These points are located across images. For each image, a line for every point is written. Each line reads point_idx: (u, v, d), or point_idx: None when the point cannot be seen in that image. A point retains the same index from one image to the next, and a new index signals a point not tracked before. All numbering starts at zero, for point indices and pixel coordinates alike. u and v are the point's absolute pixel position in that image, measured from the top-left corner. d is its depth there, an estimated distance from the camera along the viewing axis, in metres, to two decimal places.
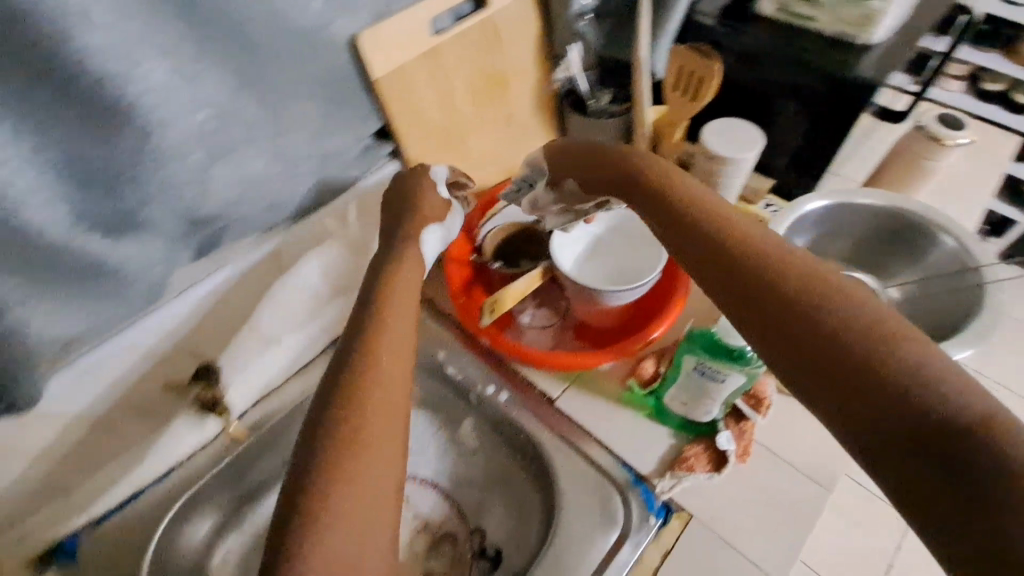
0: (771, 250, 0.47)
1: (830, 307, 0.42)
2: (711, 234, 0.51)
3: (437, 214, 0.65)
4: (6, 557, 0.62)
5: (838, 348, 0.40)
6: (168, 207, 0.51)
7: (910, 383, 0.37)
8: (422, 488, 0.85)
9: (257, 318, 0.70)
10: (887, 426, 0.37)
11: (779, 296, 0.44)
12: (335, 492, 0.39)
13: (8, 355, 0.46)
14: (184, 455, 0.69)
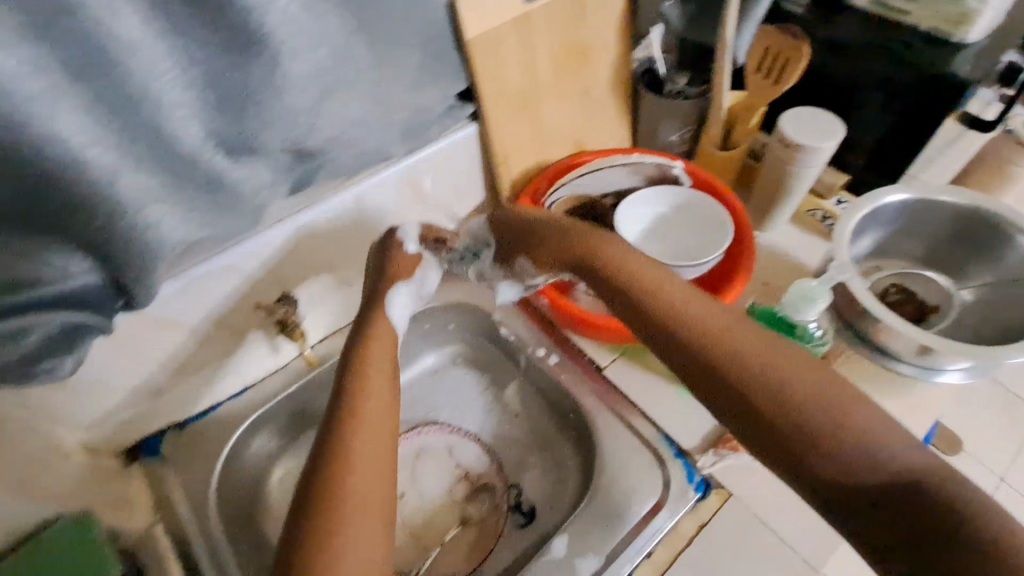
0: (721, 329, 0.54)
1: (785, 383, 0.50)
2: (674, 322, 0.57)
3: (409, 269, 0.73)
4: (103, 448, 0.68)
5: (801, 426, 0.47)
6: (284, 133, 0.52)
7: (859, 443, 0.46)
8: (466, 440, 0.86)
9: (335, 258, 0.75)
10: (849, 481, 0.45)
11: (742, 384, 0.50)
12: (353, 501, 0.50)
13: (139, 255, 0.48)
14: (259, 376, 0.78)
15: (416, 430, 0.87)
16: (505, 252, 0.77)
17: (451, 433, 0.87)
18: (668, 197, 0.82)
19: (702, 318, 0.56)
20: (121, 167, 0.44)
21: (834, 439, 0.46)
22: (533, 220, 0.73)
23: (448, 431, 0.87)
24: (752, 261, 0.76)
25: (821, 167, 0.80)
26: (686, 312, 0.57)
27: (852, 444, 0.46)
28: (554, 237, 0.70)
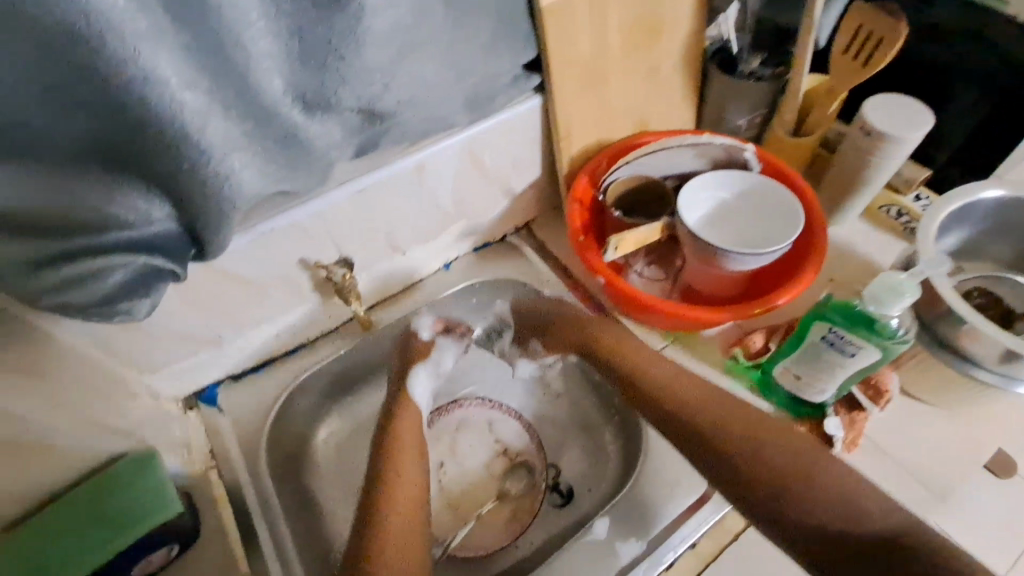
0: (715, 409, 0.67)
1: (766, 443, 0.63)
2: (682, 403, 0.68)
3: (427, 351, 0.82)
4: (165, 392, 0.71)
5: (785, 484, 0.61)
6: (358, 92, 0.53)
7: (826, 506, 0.59)
8: (504, 416, 0.86)
9: (392, 226, 0.75)
10: (826, 535, 0.58)
11: (736, 454, 0.64)
12: (387, 526, 0.66)
13: (217, 207, 0.50)
14: (312, 335, 0.80)
15: (454, 403, 0.87)
16: (519, 334, 0.87)
17: (492, 409, 0.87)
18: (732, 181, 0.78)
19: (704, 406, 0.67)
20: (209, 114, 0.45)
21: (808, 486, 0.60)
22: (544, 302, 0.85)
23: (485, 405, 0.87)
24: (822, 255, 0.71)
25: (903, 159, 0.74)
26: (697, 400, 0.68)
27: (823, 497, 0.59)
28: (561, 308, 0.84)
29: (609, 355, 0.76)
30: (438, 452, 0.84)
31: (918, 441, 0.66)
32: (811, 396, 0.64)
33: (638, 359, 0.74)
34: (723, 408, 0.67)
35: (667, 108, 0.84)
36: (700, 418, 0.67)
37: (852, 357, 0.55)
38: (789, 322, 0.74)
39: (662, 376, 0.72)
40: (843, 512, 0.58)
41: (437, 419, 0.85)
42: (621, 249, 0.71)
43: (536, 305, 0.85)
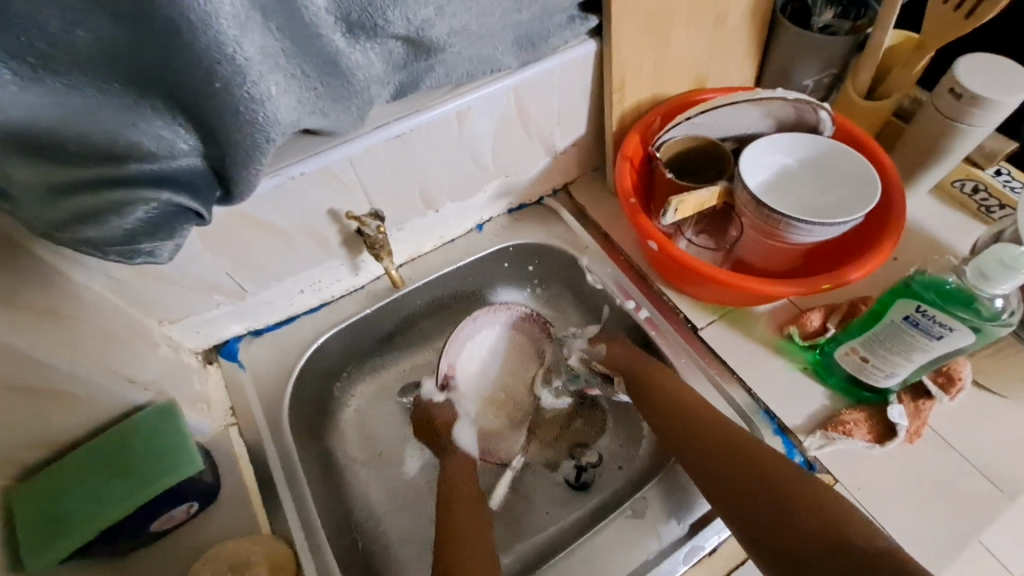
0: (707, 417, 0.60)
1: (745, 448, 0.56)
2: (674, 409, 0.63)
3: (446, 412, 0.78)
4: (185, 342, 0.69)
5: (757, 485, 0.53)
6: (407, 15, 0.47)
7: (812, 515, 0.48)
8: (542, 337, 0.81)
9: (429, 179, 0.70)
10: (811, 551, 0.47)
11: (718, 458, 0.57)
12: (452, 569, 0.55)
13: (246, 139, 0.45)
14: (337, 293, 0.77)
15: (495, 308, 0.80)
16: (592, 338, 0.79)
17: (534, 322, 0.81)
18: (802, 147, 0.71)
19: (695, 411, 0.62)
20: (245, 25, 0.40)
21: (788, 490, 0.51)
22: (619, 347, 0.74)
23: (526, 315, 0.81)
24: (897, 234, 0.64)
25: (992, 129, 0.66)
26: (689, 404, 0.63)
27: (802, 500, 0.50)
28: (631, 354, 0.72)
29: (640, 386, 0.68)
30: (479, 362, 0.81)
31: (987, 435, 0.61)
32: (876, 380, 0.59)
33: (649, 367, 0.69)
34: (715, 414, 0.60)
35: (728, 63, 0.77)
36: (694, 417, 0.61)
37: (939, 339, 0.50)
38: (852, 301, 0.68)
39: (668, 385, 0.66)
40: (822, 513, 0.48)
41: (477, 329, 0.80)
42: (681, 212, 0.66)
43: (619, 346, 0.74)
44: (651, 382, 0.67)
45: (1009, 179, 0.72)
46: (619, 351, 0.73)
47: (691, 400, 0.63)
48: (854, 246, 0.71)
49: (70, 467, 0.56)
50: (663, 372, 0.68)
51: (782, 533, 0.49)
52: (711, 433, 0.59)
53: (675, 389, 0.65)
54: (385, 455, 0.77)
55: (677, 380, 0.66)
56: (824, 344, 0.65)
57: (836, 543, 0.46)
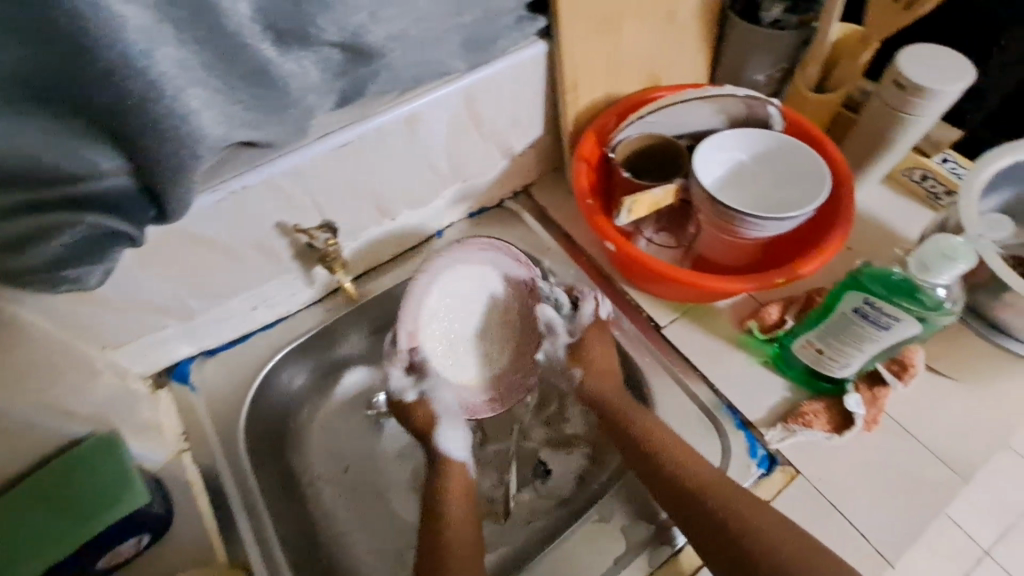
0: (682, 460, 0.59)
1: (721, 491, 0.56)
2: (647, 449, 0.61)
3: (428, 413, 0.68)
4: (132, 368, 0.66)
5: (757, 544, 0.52)
6: (340, 21, 0.45)
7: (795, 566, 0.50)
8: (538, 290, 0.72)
9: (383, 188, 0.68)
10: None
11: (715, 517, 0.55)
12: None
13: (172, 157, 0.43)
14: (294, 307, 0.74)
15: (456, 247, 0.69)
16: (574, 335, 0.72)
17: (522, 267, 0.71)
18: (754, 142, 0.72)
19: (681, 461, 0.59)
20: (157, 37, 0.38)
21: (775, 541, 0.52)
22: (596, 356, 0.70)
23: (512, 253, 0.71)
24: (848, 226, 0.65)
25: (934, 118, 0.68)
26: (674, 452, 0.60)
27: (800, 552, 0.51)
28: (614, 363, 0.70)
29: (610, 420, 0.66)
30: (459, 323, 0.71)
31: (942, 420, 0.62)
32: (831, 372, 0.59)
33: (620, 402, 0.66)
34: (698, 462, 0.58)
35: (680, 60, 0.77)
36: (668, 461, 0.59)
37: (886, 330, 0.51)
38: (808, 293, 0.69)
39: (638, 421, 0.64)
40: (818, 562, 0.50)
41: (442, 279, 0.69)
42: (635, 213, 0.65)
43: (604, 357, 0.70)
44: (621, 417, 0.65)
45: (954, 167, 0.75)
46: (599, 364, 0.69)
47: (672, 447, 0.60)
48: (805, 241, 0.72)
49: (16, 501, 0.55)
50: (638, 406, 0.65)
51: None
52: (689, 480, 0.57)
53: (658, 435, 0.61)
54: (351, 471, 0.75)
55: (645, 415, 0.64)
56: (782, 337, 0.66)
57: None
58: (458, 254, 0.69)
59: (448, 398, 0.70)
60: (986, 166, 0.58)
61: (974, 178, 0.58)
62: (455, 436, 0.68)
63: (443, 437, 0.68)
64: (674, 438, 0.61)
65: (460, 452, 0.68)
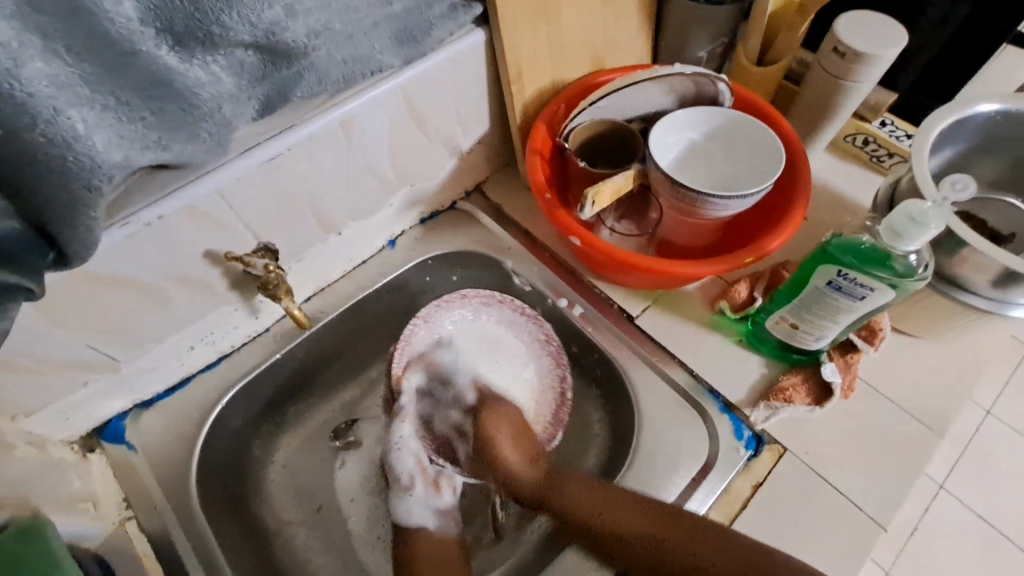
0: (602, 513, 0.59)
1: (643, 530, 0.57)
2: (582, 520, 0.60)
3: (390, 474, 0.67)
4: (53, 433, 0.58)
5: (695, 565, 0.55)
6: (249, 18, 0.40)
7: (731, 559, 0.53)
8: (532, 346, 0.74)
9: (324, 200, 0.62)
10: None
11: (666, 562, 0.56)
12: None
13: (60, 191, 0.36)
14: (238, 342, 0.67)
15: (457, 298, 0.73)
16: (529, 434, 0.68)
17: (522, 317, 0.74)
18: (706, 122, 0.71)
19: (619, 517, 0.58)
20: (22, 52, 0.32)
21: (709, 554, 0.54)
22: (509, 450, 0.66)
23: (513, 307, 0.74)
24: (807, 198, 0.65)
25: (874, 82, 0.69)
26: (607, 510, 0.59)
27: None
28: (531, 446, 0.67)
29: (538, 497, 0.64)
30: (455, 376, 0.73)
31: (910, 378, 0.64)
32: (807, 343, 0.60)
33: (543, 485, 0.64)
34: (638, 513, 0.57)
35: (623, 41, 0.75)
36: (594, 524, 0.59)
37: (862, 298, 0.51)
38: (773, 267, 0.68)
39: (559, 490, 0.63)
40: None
41: (441, 330, 0.73)
42: (598, 205, 0.63)
43: (515, 439, 0.67)
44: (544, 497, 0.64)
45: (893, 129, 0.77)
46: (518, 451, 0.66)
47: (606, 502, 0.59)
48: (765, 217, 0.71)
49: None
50: (573, 475, 0.64)
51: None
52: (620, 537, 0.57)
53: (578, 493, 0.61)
54: (323, 510, 0.70)
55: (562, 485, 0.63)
56: (755, 314, 0.65)
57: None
58: (457, 306, 0.74)
59: (406, 464, 0.66)
60: (934, 127, 0.58)
61: (925, 140, 0.58)
62: (413, 509, 0.65)
63: (402, 504, 0.66)
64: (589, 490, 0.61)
65: (425, 519, 0.65)
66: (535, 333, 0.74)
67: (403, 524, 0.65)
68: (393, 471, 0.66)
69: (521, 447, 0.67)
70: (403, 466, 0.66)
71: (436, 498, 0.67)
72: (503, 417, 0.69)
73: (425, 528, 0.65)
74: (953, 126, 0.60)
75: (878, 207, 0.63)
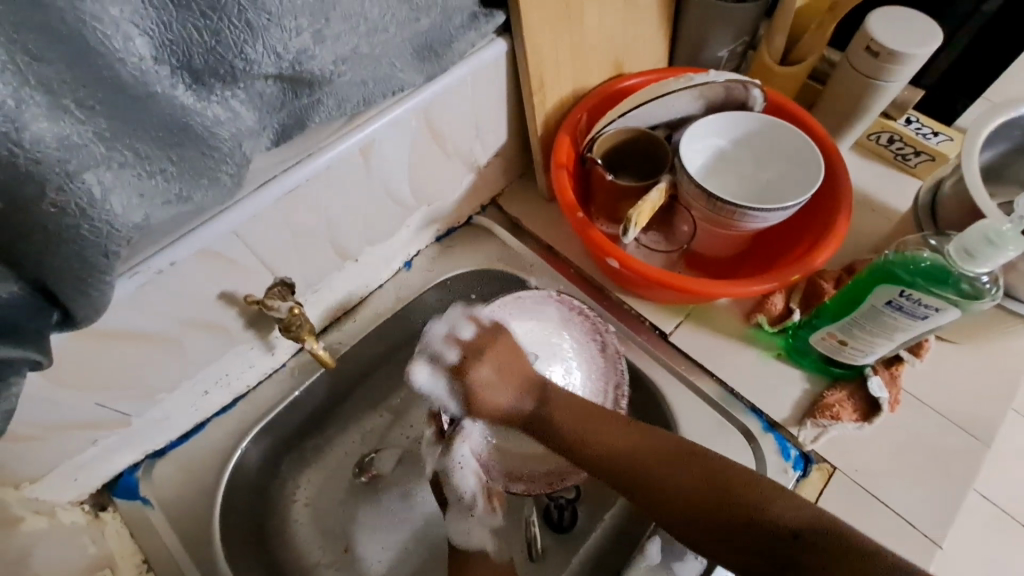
0: (592, 419, 0.58)
1: (577, 417, 0.59)
2: (583, 430, 0.58)
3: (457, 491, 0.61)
4: (62, 494, 0.54)
5: (653, 481, 0.53)
6: (275, 48, 0.36)
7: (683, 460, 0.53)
8: (600, 357, 0.68)
9: (337, 228, 0.58)
10: (699, 489, 0.51)
11: (636, 475, 0.54)
12: None
13: (73, 259, 0.32)
14: (252, 382, 0.63)
15: (511, 300, 0.68)
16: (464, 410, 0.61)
17: (582, 320, 0.68)
18: (737, 129, 0.68)
19: (595, 423, 0.58)
20: (22, 111, 0.28)
21: (654, 465, 0.54)
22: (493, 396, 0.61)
23: (570, 305, 0.69)
24: (849, 207, 0.63)
25: (905, 82, 0.67)
26: (583, 422, 0.58)
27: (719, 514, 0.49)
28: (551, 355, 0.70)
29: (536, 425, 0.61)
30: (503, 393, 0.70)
31: (955, 387, 0.63)
32: (855, 359, 0.58)
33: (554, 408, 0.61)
34: (683, 464, 0.52)
35: (644, 43, 0.71)
36: (594, 432, 0.57)
37: (924, 319, 0.50)
38: (809, 278, 0.66)
39: (577, 416, 0.59)
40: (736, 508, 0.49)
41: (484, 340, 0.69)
42: (639, 225, 0.60)
43: (499, 373, 0.61)
44: (566, 431, 0.59)
45: (919, 126, 0.74)
46: (493, 394, 0.61)
47: (618, 435, 0.57)
48: (803, 226, 0.68)
49: None
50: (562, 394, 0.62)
51: (703, 490, 0.51)
52: (629, 459, 0.55)
53: (567, 405, 0.60)
54: (351, 551, 0.66)
55: (570, 400, 0.61)
56: (796, 329, 0.63)
57: (770, 547, 0.47)
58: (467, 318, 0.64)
59: (469, 484, 0.61)
60: (981, 130, 0.56)
61: (972, 143, 0.56)
62: (471, 530, 0.61)
63: (462, 524, 0.61)
64: (577, 404, 0.60)
65: (484, 540, 0.61)
66: (597, 342, 0.68)
67: (462, 546, 0.61)
68: (452, 493, 0.61)
69: (512, 381, 0.61)
70: (466, 486, 0.61)
71: (491, 516, 0.62)
72: (503, 352, 0.62)
73: (484, 551, 0.61)
74: (998, 128, 0.58)
75: (918, 213, 0.61)
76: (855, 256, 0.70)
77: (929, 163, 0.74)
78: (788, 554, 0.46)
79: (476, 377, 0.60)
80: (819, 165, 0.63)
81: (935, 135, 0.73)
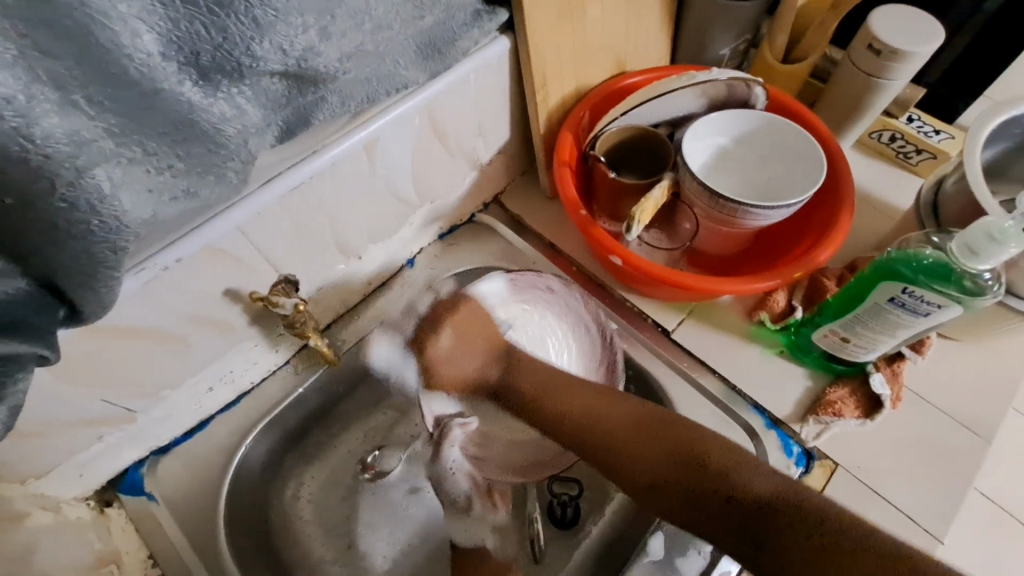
0: (565, 391, 0.61)
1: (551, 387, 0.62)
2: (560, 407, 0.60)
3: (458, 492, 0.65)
4: (68, 490, 0.54)
5: (618, 460, 0.55)
6: (281, 44, 0.36)
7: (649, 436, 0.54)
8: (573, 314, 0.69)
9: (340, 225, 0.58)
10: (665, 463, 0.52)
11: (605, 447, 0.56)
12: None
13: (81, 256, 0.32)
14: (255, 378, 0.63)
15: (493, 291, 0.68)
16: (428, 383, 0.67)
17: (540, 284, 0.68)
18: (739, 126, 0.68)
19: (578, 400, 0.60)
20: (32, 106, 0.28)
21: (622, 436, 0.55)
22: (448, 368, 0.67)
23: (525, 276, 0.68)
24: (851, 204, 0.63)
25: (907, 80, 0.67)
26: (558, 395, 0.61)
27: (695, 486, 0.50)
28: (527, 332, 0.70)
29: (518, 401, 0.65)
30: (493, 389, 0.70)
31: (957, 384, 0.63)
32: (856, 356, 0.58)
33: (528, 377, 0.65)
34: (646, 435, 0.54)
35: (647, 41, 0.71)
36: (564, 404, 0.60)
37: (926, 316, 0.50)
38: (811, 275, 0.66)
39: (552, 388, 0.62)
40: (709, 477, 0.49)
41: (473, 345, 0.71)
42: (642, 222, 0.60)
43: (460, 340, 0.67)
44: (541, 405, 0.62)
45: (921, 124, 0.74)
46: (451, 366, 0.67)
47: (593, 405, 0.58)
48: (806, 224, 0.68)
49: None
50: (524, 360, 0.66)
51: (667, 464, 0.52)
52: (600, 432, 0.57)
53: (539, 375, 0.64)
54: (354, 547, 0.66)
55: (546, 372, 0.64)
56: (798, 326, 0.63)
57: (734, 511, 0.47)
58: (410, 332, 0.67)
59: (463, 486, 0.65)
60: (983, 128, 0.56)
61: (974, 141, 0.56)
62: (471, 529, 0.64)
63: (461, 525, 0.65)
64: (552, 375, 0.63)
65: (483, 538, 0.64)
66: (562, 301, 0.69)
67: (466, 545, 0.64)
68: (448, 495, 0.65)
69: (470, 350, 0.67)
70: (459, 488, 0.65)
71: (493, 514, 0.65)
72: (466, 317, 0.67)
73: None
74: (1000, 126, 0.58)
75: (920, 211, 0.61)
76: (857, 253, 0.70)
77: (931, 160, 0.74)
78: (758, 521, 0.46)
79: (435, 350, 0.66)
80: (821, 162, 0.63)
81: (937, 133, 0.73)
